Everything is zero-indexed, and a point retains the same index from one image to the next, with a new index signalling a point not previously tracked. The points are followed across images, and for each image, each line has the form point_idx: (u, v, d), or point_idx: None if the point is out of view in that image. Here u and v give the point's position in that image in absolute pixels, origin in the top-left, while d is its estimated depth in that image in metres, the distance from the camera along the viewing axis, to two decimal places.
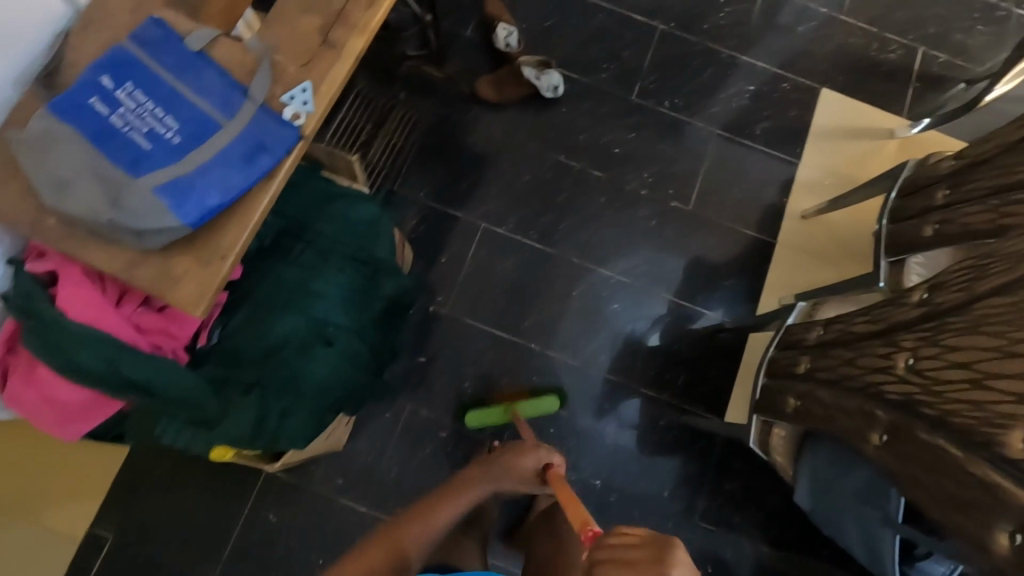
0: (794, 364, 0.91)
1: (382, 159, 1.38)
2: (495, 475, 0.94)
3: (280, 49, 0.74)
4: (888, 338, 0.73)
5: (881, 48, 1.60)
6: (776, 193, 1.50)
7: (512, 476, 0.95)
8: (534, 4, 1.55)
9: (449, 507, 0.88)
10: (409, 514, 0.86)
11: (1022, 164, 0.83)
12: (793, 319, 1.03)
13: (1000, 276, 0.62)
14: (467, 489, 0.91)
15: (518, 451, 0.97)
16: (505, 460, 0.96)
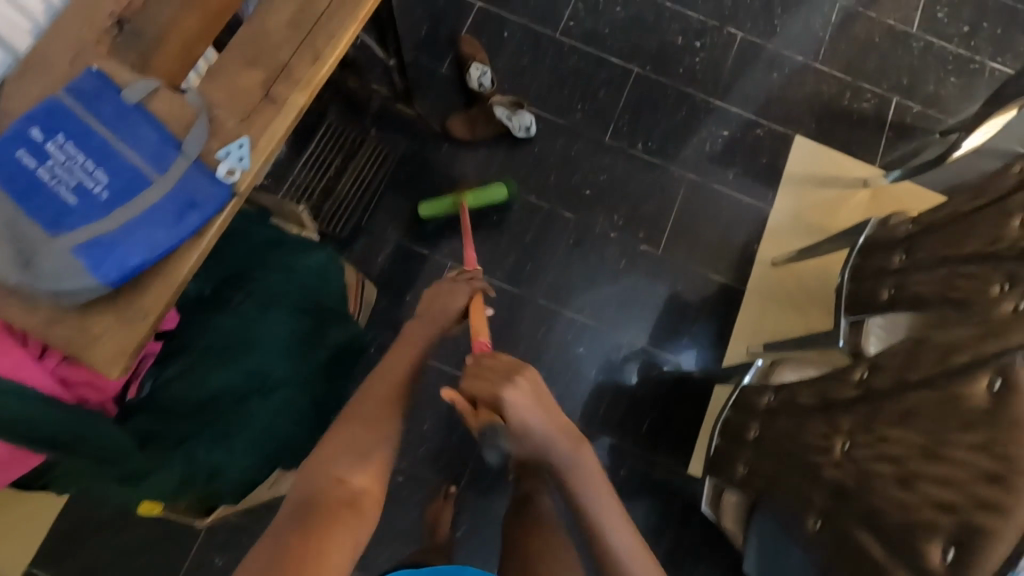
0: (746, 430, 0.90)
1: (351, 194, 1.40)
2: (422, 312, 0.91)
3: (220, 103, 0.73)
4: (828, 418, 0.76)
5: (855, 97, 1.61)
6: (747, 238, 1.49)
7: (434, 317, 0.90)
8: (511, 44, 1.56)
9: (400, 371, 0.82)
10: (365, 387, 0.81)
11: (969, 236, 0.83)
12: (749, 378, 1.02)
13: (931, 373, 0.67)
14: (406, 345, 0.86)
15: (438, 294, 0.92)
16: (429, 304, 0.92)
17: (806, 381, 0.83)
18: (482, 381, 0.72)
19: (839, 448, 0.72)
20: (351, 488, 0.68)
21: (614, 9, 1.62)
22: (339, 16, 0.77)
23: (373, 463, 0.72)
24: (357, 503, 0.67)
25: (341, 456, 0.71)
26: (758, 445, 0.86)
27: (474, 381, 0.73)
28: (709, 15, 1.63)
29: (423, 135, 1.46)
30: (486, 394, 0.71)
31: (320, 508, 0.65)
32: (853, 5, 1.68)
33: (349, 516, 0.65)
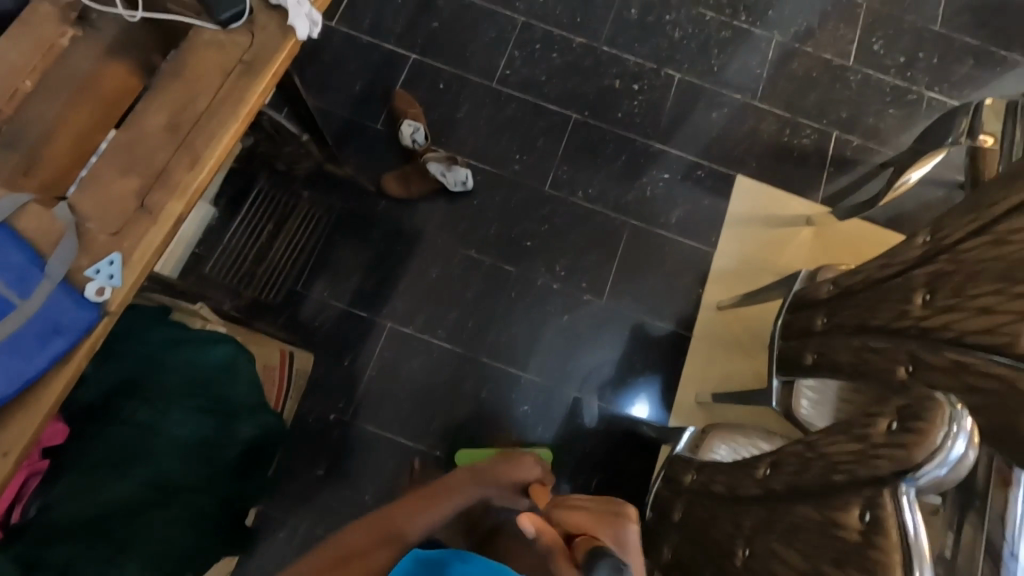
0: (671, 511, 0.89)
1: (285, 260, 1.38)
2: (485, 484, 0.75)
3: (93, 215, 0.70)
4: (734, 514, 0.75)
5: (794, 133, 1.62)
6: (691, 283, 1.48)
7: (497, 477, 0.76)
8: (447, 96, 1.56)
9: (418, 523, 0.68)
10: (369, 523, 0.67)
11: (875, 306, 0.81)
12: (681, 448, 0.99)
13: (820, 485, 0.65)
14: (442, 507, 0.70)
15: (514, 462, 0.79)
16: (501, 470, 0.77)
17: (723, 466, 0.82)
18: (579, 515, 0.71)
19: (739, 553, 0.71)
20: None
21: (551, 55, 1.62)
22: (218, 115, 0.75)
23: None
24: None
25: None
26: (681, 530, 0.84)
27: (572, 513, 0.71)
28: (646, 57, 1.64)
29: (357, 193, 1.44)
30: (588, 522, 0.70)
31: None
32: (789, 41, 1.69)
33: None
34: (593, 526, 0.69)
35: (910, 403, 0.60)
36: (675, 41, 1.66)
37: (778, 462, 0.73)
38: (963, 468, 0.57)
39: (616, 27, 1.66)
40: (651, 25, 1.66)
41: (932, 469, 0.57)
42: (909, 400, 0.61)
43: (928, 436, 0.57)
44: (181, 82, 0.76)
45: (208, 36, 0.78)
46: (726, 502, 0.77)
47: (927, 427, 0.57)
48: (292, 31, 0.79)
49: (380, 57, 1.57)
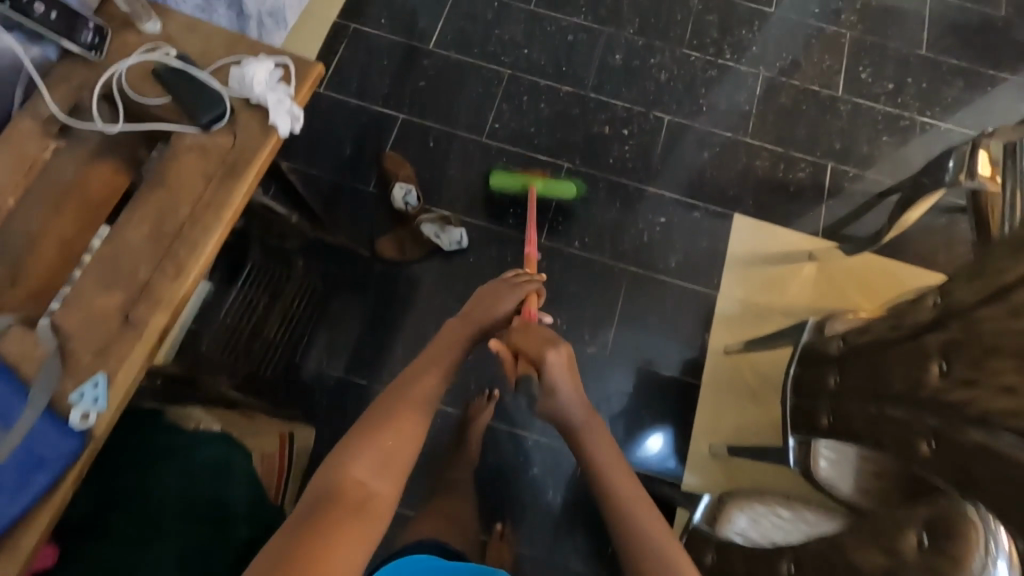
0: None
1: (282, 331, 1.36)
2: (485, 293, 0.98)
3: (77, 334, 0.69)
4: None
5: (789, 167, 1.60)
6: (695, 328, 1.46)
7: (477, 317, 0.94)
8: (438, 153, 1.56)
9: (436, 374, 0.86)
10: (390, 393, 0.82)
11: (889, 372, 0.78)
12: (702, 524, 0.94)
13: None
14: (451, 341, 0.91)
15: (504, 287, 0.98)
16: (480, 298, 0.97)
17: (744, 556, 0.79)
18: (524, 338, 0.89)
19: None
20: (370, 490, 0.71)
21: (538, 106, 1.62)
22: (201, 221, 0.74)
23: (391, 471, 0.73)
24: (371, 505, 0.70)
25: (361, 458, 0.73)
26: None
27: (518, 336, 0.89)
28: (633, 101, 1.64)
29: (354, 259, 1.44)
30: (532, 352, 0.87)
31: (339, 512, 0.67)
32: (776, 76, 1.69)
33: (361, 524, 0.67)
34: (529, 348, 0.88)
35: (943, 514, 0.62)
36: (661, 83, 1.66)
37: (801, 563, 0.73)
38: None
39: (602, 73, 1.66)
40: (637, 69, 1.67)
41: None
42: (941, 513, 0.63)
43: (966, 560, 0.59)
44: (164, 191, 0.75)
45: (192, 141, 0.78)
46: None
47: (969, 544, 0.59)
48: (273, 129, 0.78)
49: (369, 119, 1.58)
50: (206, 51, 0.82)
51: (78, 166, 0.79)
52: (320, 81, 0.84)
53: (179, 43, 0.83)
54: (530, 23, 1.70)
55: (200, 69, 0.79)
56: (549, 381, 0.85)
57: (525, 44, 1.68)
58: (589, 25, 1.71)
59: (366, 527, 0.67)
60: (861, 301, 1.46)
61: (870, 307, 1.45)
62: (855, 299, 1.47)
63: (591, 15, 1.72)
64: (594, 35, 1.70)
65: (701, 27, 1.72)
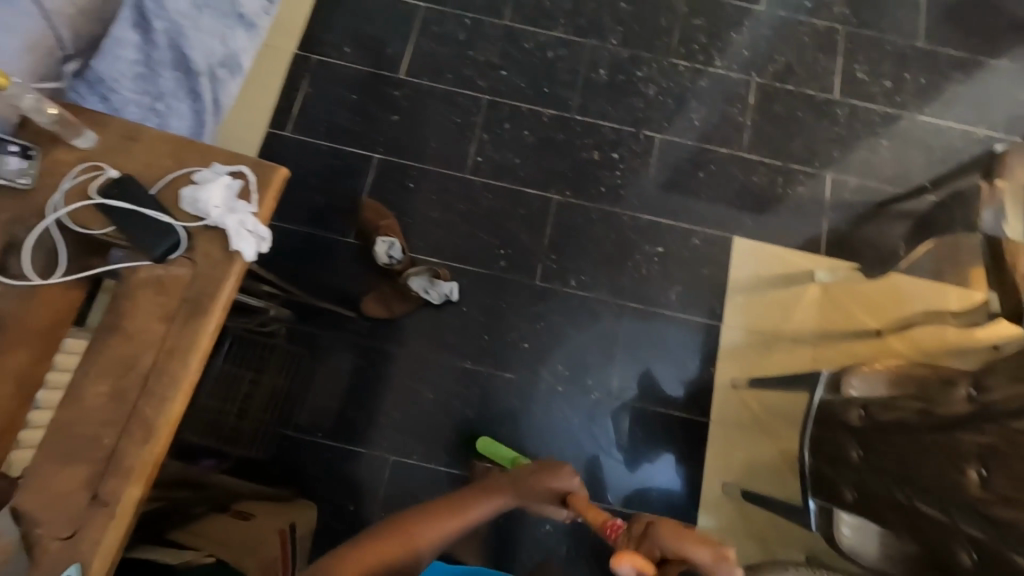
0: None
1: (265, 411, 1.28)
2: (520, 496, 0.93)
3: (43, 518, 0.63)
4: None
5: (787, 182, 1.53)
6: (700, 363, 1.41)
7: (531, 493, 0.93)
8: (418, 195, 1.48)
9: (478, 510, 0.88)
10: (430, 509, 0.85)
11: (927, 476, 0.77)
12: None
13: None
14: (490, 496, 0.90)
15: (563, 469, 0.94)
16: (540, 469, 0.94)
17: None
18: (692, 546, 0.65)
19: None
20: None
21: (522, 134, 1.53)
22: (168, 370, 0.67)
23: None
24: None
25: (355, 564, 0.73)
26: None
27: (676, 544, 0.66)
28: (621, 121, 1.55)
29: (340, 321, 1.39)
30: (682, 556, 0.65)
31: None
32: (769, 81, 1.60)
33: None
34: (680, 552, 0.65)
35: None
36: (650, 99, 1.57)
37: None
38: None
39: (586, 92, 1.56)
40: (623, 84, 1.57)
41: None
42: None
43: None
44: (121, 339, 0.68)
45: (145, 277, 0.70)
46: None
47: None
48: (237, 254, 0.71)
49: (342, 163, 1.49)
50: (152, 166, 0.73)
51: (20, 305, 0.69)
52: (284, 183, 0.75)
53: (120, 159, 0.74)
54: (506, 41, 1.59)
55: (149, 196, 0.71)
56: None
57: (503, 65, 1.57)
58: (569, 39, 1.60)
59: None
60: (869, 319, 1.43)
61: (878, 323, 1.43)
62: (862, 317, 1.43)
63: (571, 27, 1.60)
64: (575, 50, 1.59)
65: (688, 33, 1.61)
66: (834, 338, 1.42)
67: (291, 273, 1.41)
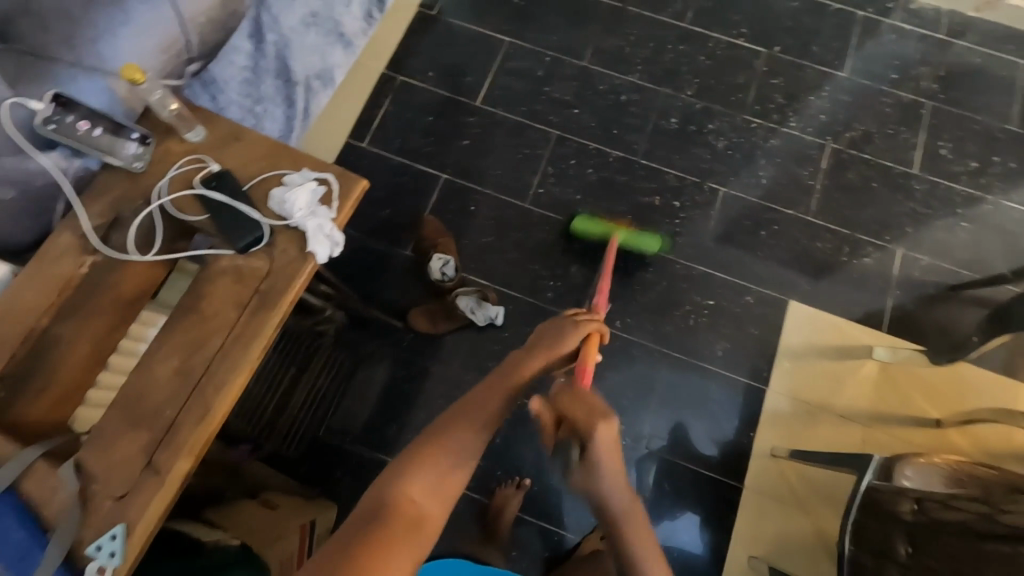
0: None
1: (304, 407, 1.33)
2: (542, 356, 0.81)
3: (100, 476, 0.67)
4: None
5: (853, 251, 1.48)
6: (740, 425, 1.36)
7: (545, 351, 0.82)
8: (477, 218, 1.52)
9: (503, 403, 0.77)
10: (453, 418, 0.75)
11: None
12: None
13: None
14: (524, 363, 0.81)
15: (564, 326, 0.84)
16: (546, 336, 0.83)
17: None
18: (574, 407, 0.71)
19: None
20: (421, 508, 0.67)
21: (585, 171, 1.55)
22: (232, 356, 0.71)
23: (444, 493, 0.70)
24: (420, 523, 0.66)
25: (423, 472, 0.70)
26: None
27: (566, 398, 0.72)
28: (686, 170, 1.55)
29: (386, 329, 1.43)
30: (577, 419, 0.70)
31: (392, 530, 0.64)
32: (844, 148, 1.57)
33: (414, 538, 0.65)
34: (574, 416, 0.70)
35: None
36: (718, 152, 1.57)
37: None
38: None
39: (654, 139, 1.58)
40: (692, 135, 1.58)
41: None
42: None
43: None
44: (195, 321, 0.73)
45: (226, 266, 0.75)
46: None
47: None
48: (311, 256, 0.75)
49: (409, 179, 1.56)
50: (248, 165, 0.80)
51: (115, 274, 0.76)
52: (362, 195, 0.80)
53: (221, 156, 0.80)
54: (581, 81, 1.64)
55: (242, 193, 0.77)
56: (592, 455, 0.69)
57: (575, 103, 1.62)
58: (644, 85, 1.63)
59: (412, 543, 0.64)
60: (930, 407, 1.35)
61: (939, 414, 1.34)
62: (922, 404, 1.35)
63: (647, 74, 1.64)
64: (648, 97, 1.62)
65: (764, 92, 1.61)
66: (888, 422, 1.34)
67: (350, 278, 1.47)
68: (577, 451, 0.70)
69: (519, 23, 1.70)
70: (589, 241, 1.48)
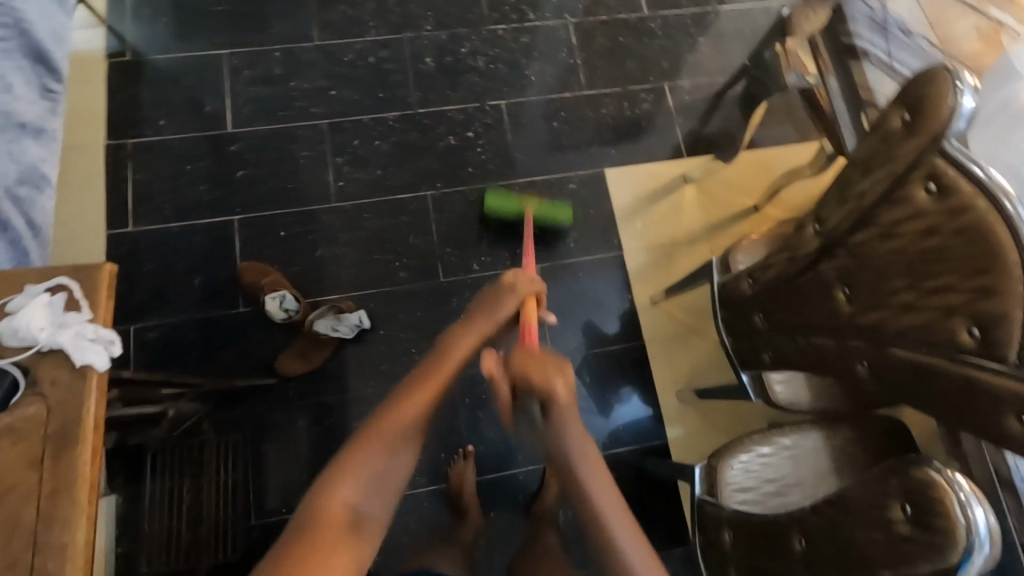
0: (718, 532, 0.88)
1: (219, 508, 1.23)
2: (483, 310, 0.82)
3: None
4: (780, 539, 0.75)
5: (633, 104, 1.61)
6: (620, 295, 1.47)
7: (486, 321, 0.81)
8: (293, 241, 1.42)
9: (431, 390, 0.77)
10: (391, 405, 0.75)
11: (821, 305, 0.77)
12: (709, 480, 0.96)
13: (869, 540, 0.65)
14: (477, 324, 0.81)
15: (494, 294, 0.82)
16: (482, 303, 0.83)
17: (748, 526, 0.81)
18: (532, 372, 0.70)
19: (796, 546, 0.73)
20: (358, 511, 0.69)
21: (375, 145, 1.50)
22: (57, 515, 0.61)
23: (383, 487, 0.72)
24: (354, 523, 0.68)
25: (352, 480, 0.70)
26: (736, 552, 0.83)
27: (523, 365, 0.71)
28: (464, 100, 1.56)
29: (261, 392, 1.32)
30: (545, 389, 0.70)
31: (323, 543, 0.66)
32: (584, 19, 1.66)
33: (349, 546, 0.67)
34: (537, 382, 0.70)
35: (909, 475, 0.62)
36: (483, 71, 1.59)
37: (806, 526, 0.72)
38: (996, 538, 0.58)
39: (421, 84, 1.56)
40: (453, 66, 1.58)
41: (976, 548, 0.57)
42: (906, 472, 0.63)
43: (951, 515, 0.58)
44: None
45: None
46: (770, 534, 0.77)
47: (943, 495, 0.59)
48: (88, 367, 0.65)
49: (203, 237, 1.41)
50: None
51: None
52: (116, 278, 0.70)
53: None
54: (325, 61, 1.55)
55: None
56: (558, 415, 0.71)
57: (330, 84, 1.53)
58: (385, 39, 1.58)
59: (355, 548, 0.67)
60: (745, 198, 1.55)
61: (753, 200, 1.55)
62: (739, 199, 1.55)
63: (383, 27, 1.59)
64: (395, 49, 1.58)
65: None
66: (722, 226, 1.52)
67: (198, 366, 1.32)
68: (538, 409, 0.71)
69: (230, 29, 1.55)
70: (505, 218, 1.44)
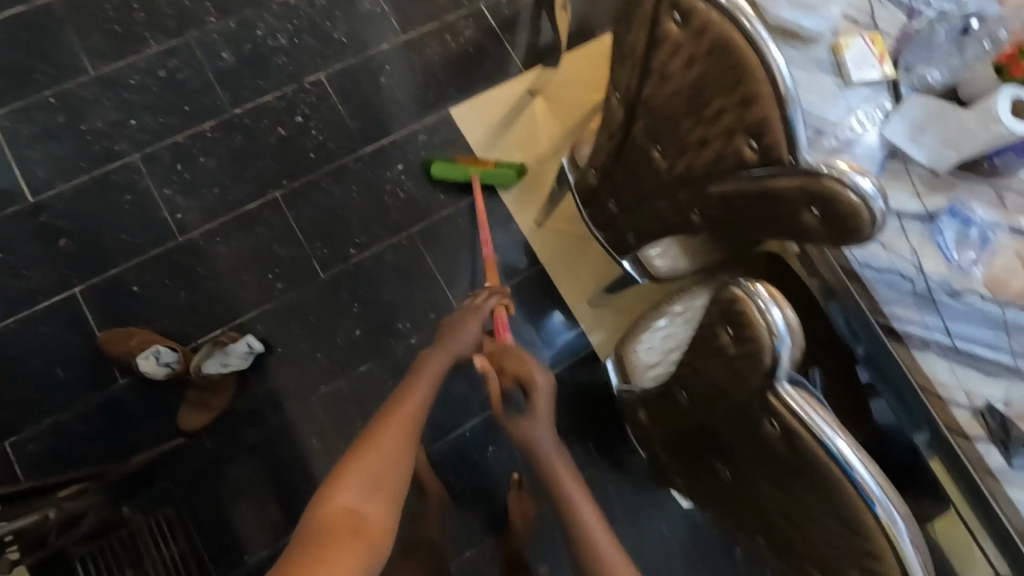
0: (635, 411, 0.92)
1: None
2: (458, 326, 0.91)
3: None
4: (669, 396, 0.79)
5: (455, 34, 1.53)
6: (505, 229, 1.45)
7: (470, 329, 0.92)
8: (151, 292, 1.31)
9: (416, 398, 0.79)
10: (383, 418, 0.75)
11: (644, 169, 0.78)
12: (624, 366, 1.03)
13: (717, 367, 0.68)
14: (457, 332, 0.90)
15: (471, 309, 0.94)
16: (457, 320, 0.93)
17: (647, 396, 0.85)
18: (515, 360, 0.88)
19: (680, 396, 0.77)
20: (362, 511, 0.64)
21: (200, 163, 1.38)
22: None
23: (384, 493, 0.67)
24: (366, 526, 0.63)
25: (350, 475, 0.67)
26: (651, 423, 0.88)
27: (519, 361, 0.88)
28: (279, 85, 1.44)
29: (179, 455, 1.25)
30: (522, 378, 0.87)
31: (331, 538, 0.60)
32: None
33: (356, 542, 0.60)
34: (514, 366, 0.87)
35: (721, 299, 0.66)
36: (288, 48, 1.46)
37: (678, 375, 0.76)
38: (794, 325, 0.61)
39: (226, 83, 1.42)
40: (254, 53, 1.44)
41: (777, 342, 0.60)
42: (718, 298, 0.66)
43: (753, 320, 0.62)
44: None
45: None
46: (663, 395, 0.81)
47: (742, 305, 0.63)
48: None
49: (48, 324, 1.27)
50: None
51: None
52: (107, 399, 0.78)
53: None
54: (110, 91, 1.38)
55: None
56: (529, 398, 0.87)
57: (126, 115, 1.38)
58: (169, 46, 1.42)
59: (358, 553, 0.60)
60: (592, 93, 1.53)
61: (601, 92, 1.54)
62: (587, 96, 1.53)
63: (161, 34, 1.42)
64: (183, 53, 1.42)
65: None
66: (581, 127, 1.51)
67: (99, 455, 1.23)
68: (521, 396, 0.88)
69: None
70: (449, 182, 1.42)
